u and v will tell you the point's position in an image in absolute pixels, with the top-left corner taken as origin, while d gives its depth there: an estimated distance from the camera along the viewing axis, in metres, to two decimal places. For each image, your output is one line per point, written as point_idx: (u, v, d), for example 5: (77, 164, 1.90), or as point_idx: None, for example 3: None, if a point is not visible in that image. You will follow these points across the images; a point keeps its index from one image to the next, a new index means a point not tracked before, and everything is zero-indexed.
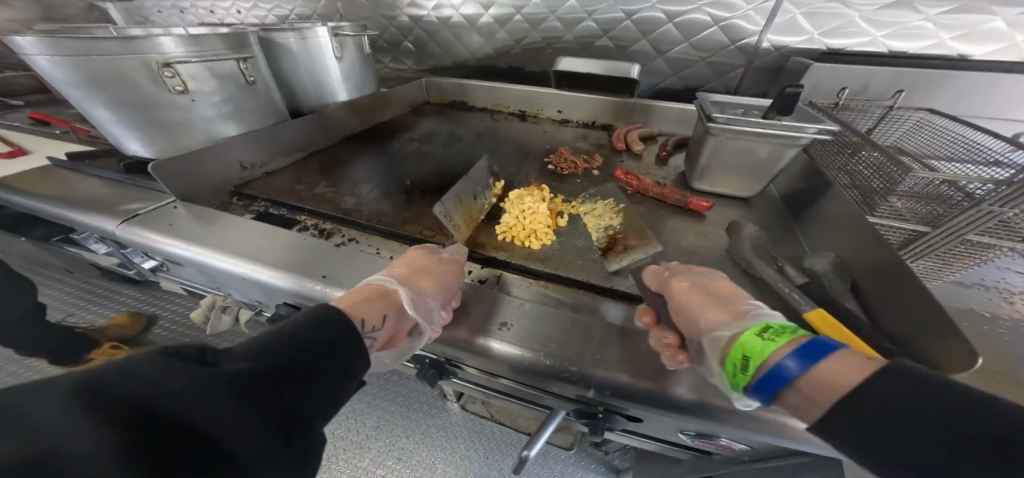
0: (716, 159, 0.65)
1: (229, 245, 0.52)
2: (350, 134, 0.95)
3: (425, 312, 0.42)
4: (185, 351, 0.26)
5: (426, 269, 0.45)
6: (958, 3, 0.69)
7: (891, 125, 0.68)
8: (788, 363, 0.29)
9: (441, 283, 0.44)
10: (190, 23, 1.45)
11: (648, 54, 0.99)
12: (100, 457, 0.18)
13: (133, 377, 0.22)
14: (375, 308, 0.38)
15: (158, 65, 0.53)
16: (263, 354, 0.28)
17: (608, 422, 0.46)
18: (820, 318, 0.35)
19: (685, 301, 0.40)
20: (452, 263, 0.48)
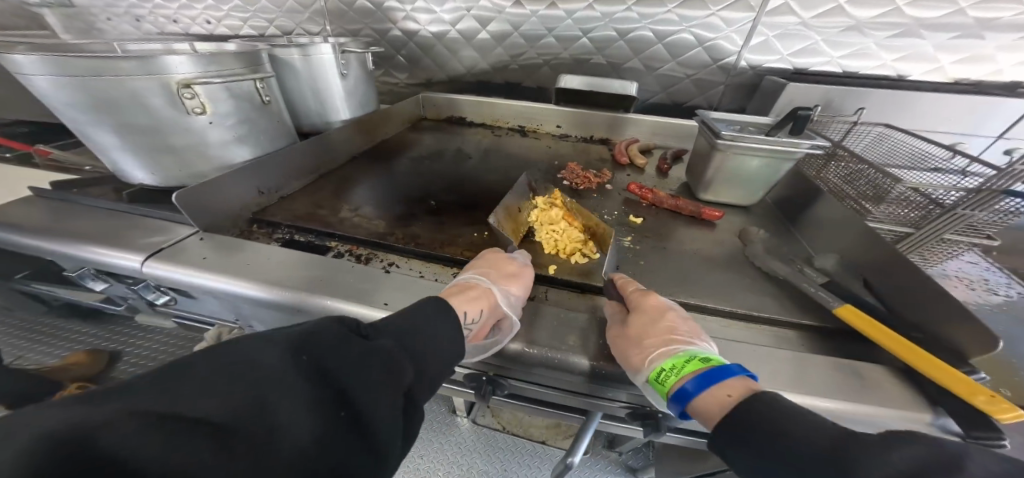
0: (722, 172, 0.72)
1: (266, 273, 0.50)
2: (355, 153, 0.93)
3: (511, 309, 0.48)
4: (348, 324, 0.33)
5: (508, 272, 0.52)
6: (897, 32, 0.82)
7: (855, 138, 0.79)
8: (680, 394, 0.37)
9: (522, 280, 0.51)
10: (146, 33, 1.32)
11: (639, 71, 1.07)
12: (301, 417, 0.25)
13: (320, 345, 0.29)
14: (474, 302, 0.46)
15: (177, 85, 0.49)
16: (392, 335, 0.36)
17: (668, 421, 0.51)
18: (850, 313, 0.42)
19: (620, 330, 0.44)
20: (527, 269, 0.54)
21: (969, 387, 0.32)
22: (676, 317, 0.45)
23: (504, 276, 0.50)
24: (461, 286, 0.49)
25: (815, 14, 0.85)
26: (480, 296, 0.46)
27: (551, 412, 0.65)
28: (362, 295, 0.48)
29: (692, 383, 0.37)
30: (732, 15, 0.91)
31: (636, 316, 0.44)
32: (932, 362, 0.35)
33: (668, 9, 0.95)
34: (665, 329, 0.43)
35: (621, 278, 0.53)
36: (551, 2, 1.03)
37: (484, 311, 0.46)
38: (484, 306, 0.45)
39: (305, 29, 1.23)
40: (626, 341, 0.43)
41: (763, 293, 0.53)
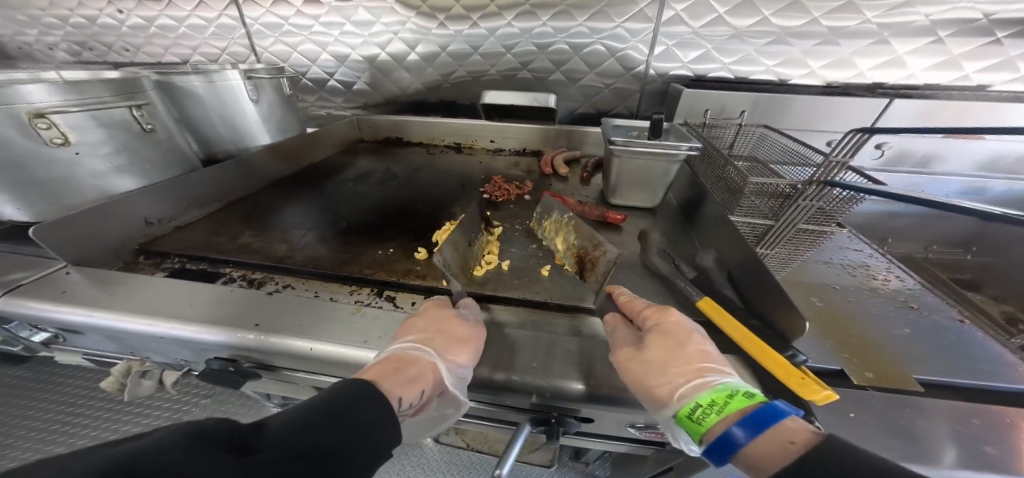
0: (622, 177, 0.77)
1: (146, 307, 0.48)
2: (277, 177, 0.92)
3: (458, 382, 0.45)
4: (217, 432, 0.25)
5: (461, 332, 0.46)
6: (773, 37, 0.91)
7: (744, 139, 0.85)
8: (738, 431, 0.33)
9: (473, 350, 0.45)
10: (61, 61, 1.25)
11: (563, 82, 1.14)
12: None
13: (163, 465, 0.22)
14: (413, 383, 0.40)
15: (29, 116, 0.47)
16: (290, 434, 0.28)
17: (562, 425, 0.53)
18: (709, 306, 0.48)
19: (633, 371, 0.42)
20: (480, 327, 0.49)
21: (784, 369, 0.37)
22: (696, 337, 0.44)
23: (454, 342, 0.44)
24: (396, 358, 0.42)
25: (704, 24, 0.93)
26: (422, 375, 0.41)
27: (478, 424, 0.65)
28: (242, 320, 0.48)
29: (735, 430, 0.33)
30: (634, 26, 0.98)
31: (655, 340, 0.43)
32: (764, 349, 0.40)
33: (579, 22, 1.02)
34: (685, 354, 0.42)
35: (624, 296, 0.51)
36: (471, 22, 1.09)
37: (424, 391, 0.40)
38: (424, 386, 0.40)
39: (234, 56, 1.22)
40: (646, 368, 0.41)
41: (646, 292, 0.58)
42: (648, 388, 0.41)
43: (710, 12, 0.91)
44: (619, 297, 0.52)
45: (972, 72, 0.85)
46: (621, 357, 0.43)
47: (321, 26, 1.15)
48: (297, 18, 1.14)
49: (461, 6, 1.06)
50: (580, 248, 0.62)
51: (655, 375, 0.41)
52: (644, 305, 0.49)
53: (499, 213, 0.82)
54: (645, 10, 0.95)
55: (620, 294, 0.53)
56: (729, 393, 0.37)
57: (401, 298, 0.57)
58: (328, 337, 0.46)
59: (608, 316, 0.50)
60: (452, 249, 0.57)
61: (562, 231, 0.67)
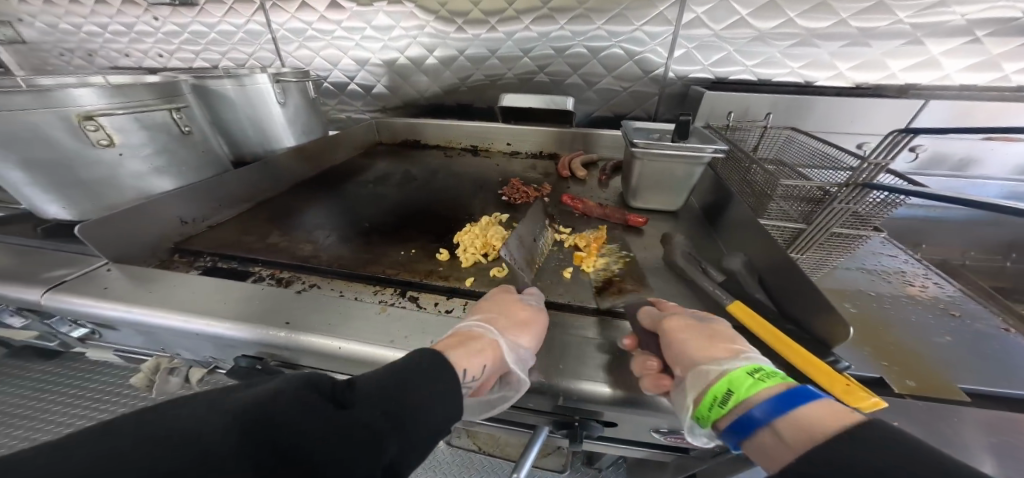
0: (644, 179, 0.76)
1: (181, 304, 0.49)
2: (301, 179, 0.94)
3: (521, 365, 0.43)
4: (322, 384, 0.30)
5: (525, 317, 0.46)
6: (798, 39, 0.89)
7: (769, 140, 0.84)
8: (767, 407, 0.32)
9: (534, 333, 0.45)
10: (100, 67, 1.31)
11: (580, 86, 1.14)
12: None
13: (280, 409, 0.26)
14: (474, 356, 0.39)
15: (79, 118, 0.50)
16: (376, 392, 0.31)
17: (584, 429, 0.52)
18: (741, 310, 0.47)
19: (683, 333, 0.41)
20: (542, 313, 0.48)
21: (829, 377, 0.36)
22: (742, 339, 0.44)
23: (515, 324, 0.44)
24: (461, 334, 0.43)
25: (725, 26, 0.92)
26: (483, 350, 0.40)
27: (497, 427, 0.64)
28: (272, 318, 0.49)
29: (764, 406, 0.32)
30: (654, 29, 0.97)
31: (708, 321, 0.44)
32: (803, 355, 0.39)
33: (598, 26, 1.02)
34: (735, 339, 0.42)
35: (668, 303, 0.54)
36: (490, 26, 1.10)
37: (486, 366, 0.39)
38: (485, 361, 0.39)
39: (259, 60, 1.26)
40: (700, 335, 0.41)
41: (671, 296, 0.56)
42: (713, 354, 0.39)
43: (732, 14, 0.90)
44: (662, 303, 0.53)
45: (1011, 73, 0.82)
46: (677, 325, 0.43)
47: (343, 31, 1.18)
48: (321, 23, 1.17)
49: (479, 11, 1.08)
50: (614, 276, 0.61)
51: (707, 343, 0.40)
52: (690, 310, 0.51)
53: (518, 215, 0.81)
54: (665, 13, 0.94)
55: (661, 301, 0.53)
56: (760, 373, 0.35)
57: (424, 299, 0.57)
58: (356, 336, 0.47)
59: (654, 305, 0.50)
60: (517, 245, 0.57)
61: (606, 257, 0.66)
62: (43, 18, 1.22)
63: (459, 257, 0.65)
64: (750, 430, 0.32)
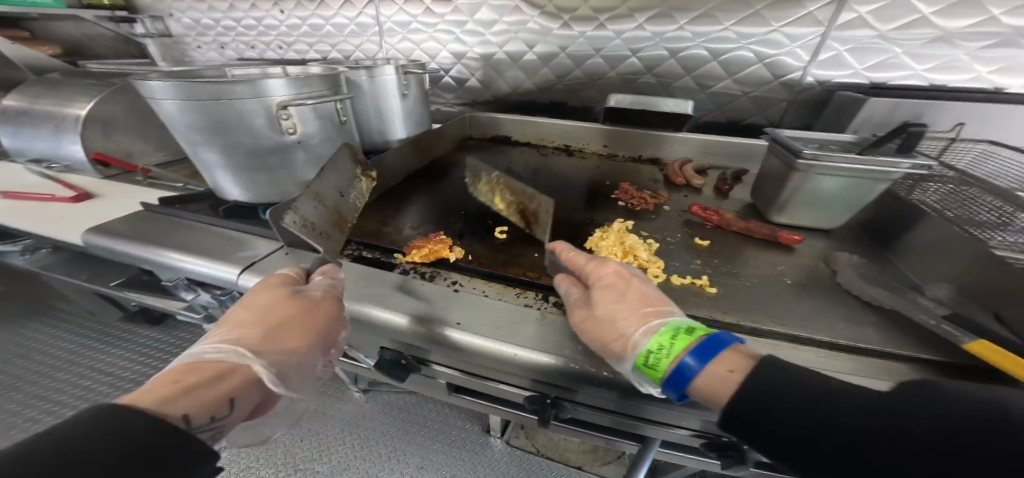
0: (799, 193, 0.67)
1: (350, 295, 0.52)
2: (411, 171, 0.97)
3: (293, 370, 0.43)
4: None
5: (294, 321, 0.44)
6: (998, 38, 0.76)
7: (953, 155, 0.71)
8: (689, 362, 0.35)
9: (306, 333, 0.45)
10: (229, 58, 1.46)
11: (691, 88, 1.05)
12: None
13: None
14: (203, 389, 0.34)
15: (277, 108, 0.53)
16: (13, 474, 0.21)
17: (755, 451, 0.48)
18: (986, 349, 0.39)
19: (593, 327, 0.42)
20: (324, 301, 0.47)
21: None
22: (641, 284, 0.47)
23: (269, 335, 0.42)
24: (200, 366, 0.37)
25: (896, 26, 0.81)
26: (233, 376, 0.37)
27: (611, 437, 0.61)
28: (439, 315, 0.49)
29: (691, 357, 0.35)
30: (797, 30, 0.88)
31: (609, 290, 0.46)
32: None
33: (724, 27, 0.94)
34: (636, 300, 0.44)
35: (566, 251, 0.56)
36: (599, 23, 1.06)
37: (238, 390, 0.37)
38: (231, 385, 0.36)
39: (365, 52, 1.32)
40: (601, 323, 0.42)
41: (863, 324, 0.49)
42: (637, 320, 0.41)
43: (907, 12, 0.79)
44: (563, 254, 0.56)
45: None
46: (579, 312, 0.44)
47: (446, 25, 1.20)
48: (426, 17, 1.20)
49: (589, 8, 1.04)
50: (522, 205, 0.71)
51: (610, 332, 0.41)
52: (586, 260, 0.52)
53: (639, 224, 0.76)
54: (816, 13, 0.85)
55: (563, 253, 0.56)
56: (676, 331, 0.38)
57: None
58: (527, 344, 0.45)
59: (560, 278, 0.53)
60: (318, 205, 0.53)
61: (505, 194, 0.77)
62: (191, 14, 1.37)
63: None
64: (683, 383, 0.35)
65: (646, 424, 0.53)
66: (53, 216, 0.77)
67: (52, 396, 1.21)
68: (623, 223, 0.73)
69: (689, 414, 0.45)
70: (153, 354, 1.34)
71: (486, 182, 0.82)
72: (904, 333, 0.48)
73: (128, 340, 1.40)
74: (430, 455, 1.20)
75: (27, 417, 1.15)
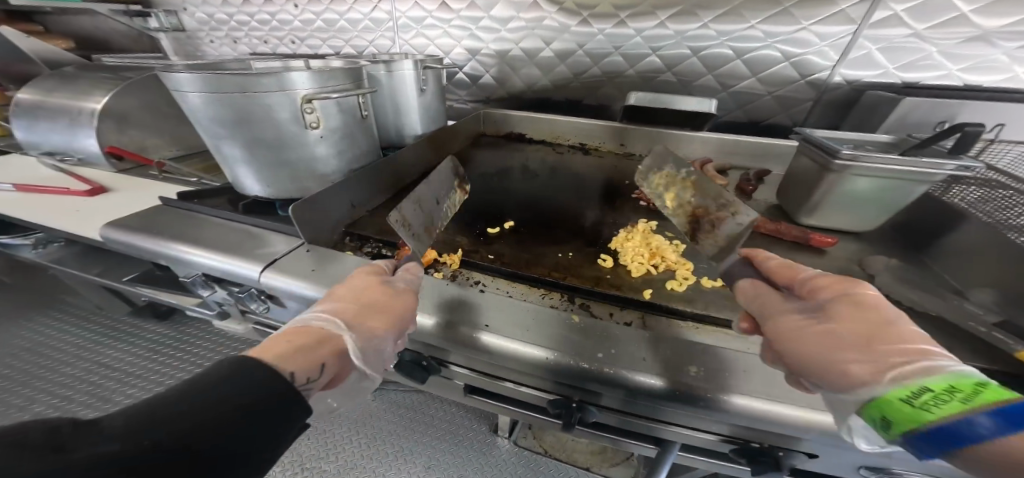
0: (831, 195, 0.65)
1: None
2: (427, 168, 0.96)
3: (374, 352, 0.42)
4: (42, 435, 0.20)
5: (382, 304, 0.42)
6: None
7: (991, 157, 0.69)
8: (979, 420, 0.26)
9: (393, 319, 0.43)
10: (241, 53, 1.45)
11: (713, 87, 1.03)
12: None
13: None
14: (308, 352, 0.34)
15: (301, 101, 0.52)
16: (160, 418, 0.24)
17: (789, 459, 0.46)
18: None
19: (809, 346, 0.37)
20: (406, 291, 0.46)
21: None
22: (899, 315, 0.36)
23: (361, 310, 0.42)
24: (299, 330, 0.37)
25: (931, 24, 0.79)
26: (326, 346, 0.37)
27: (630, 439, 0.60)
28: (464, 315, 0.48)
29: (986, 417, 0.26)
30: (827, 28, 0.86)
31: (842, 312, 0.37)
32: None
33: (751, 25, 0.92)
34: (895, 331, 0.35)
35: (777, 260, 0.46)
36: (619, 20, 1.04)
37: (329, 361, 0.36)
38: (324, 356, 0.36)
39: (378, 47, 1.31)
40: (828, 345, 0.37)
41: None
42: (866, 357, 0.35)
43: (947, 10, 0.77)
44: (768, 263, 0.47)
45: None
46: (785, 325, 0.40)
47: (462, 20, 1.18)
48: (442, 12, 1.18)
49: (610, 4, 1.02)
50: (697, 207, 0.59)
51: (845, 355, 0.36)
52: (813, 273, 0.42)
53: (662, 225, 0.74)
54: (848, 11, 0.82)
55: (761, 263, 0.48)
56: (975, 385, 0.28)
57: (596, 308, 0.53)
58: (555, 348, 0.44)
59: (746, 283, 0.46)
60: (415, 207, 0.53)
61: (677, 193, 0.66)
62: (205, 9, 1.36)
63: (623, 265, 0.61)
64: (953, 443, 0.27)
65: (665, 426, 0.51)
66: (69, 210, 0.77)
67: (58, 391, 1.22)
68: (647, 224, 0.73)
69: (726, 423, 0.43)
70: (161, 350, 1.34)
71: (659, 175, 0.73)
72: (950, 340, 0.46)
73: (137, 335, 1.41)
74: (437, 454, 1.19)
75: (37, 411, 1.16)
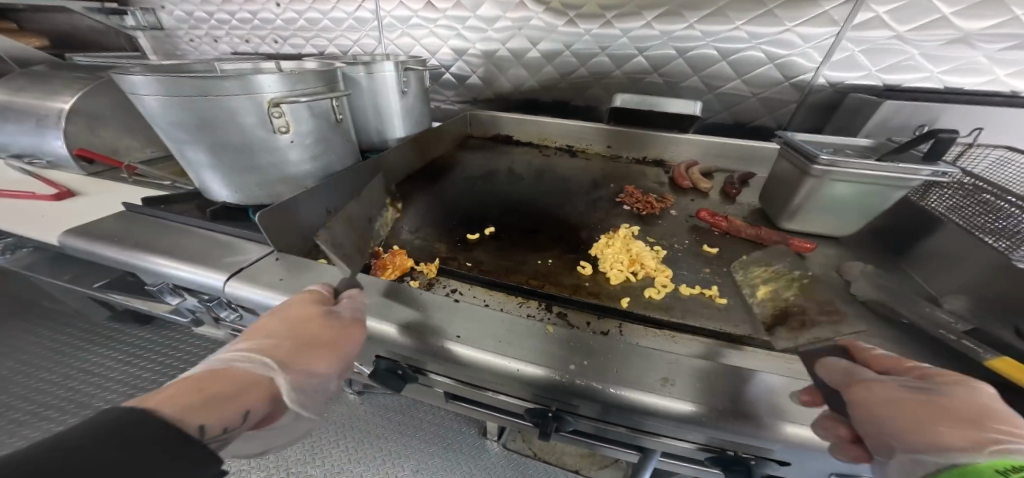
0: (811, 200, 0.65)
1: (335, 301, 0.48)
2: (410, 171, 0.95)
3: (308, 391, 0.40)
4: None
5: (326, 340, 0.41)
6: (1018, 40, 0.73)
7: (969, 161, 0.69)
8: None
9: (333, 355, 0.42)
10: (222, 53, 1.42)
11: (699, 89, 1.03)
12: None
13: None
14: (234, 399, 0.32)
15: (268, 105, 0.50)
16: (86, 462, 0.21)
17: (763, 468, 0.45)
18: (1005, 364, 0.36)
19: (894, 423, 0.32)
20: (355, 326, 0.44)
21: None
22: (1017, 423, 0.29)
23: (305, 347, 0.40)
24: (221, 373, 0.33)
25: (912, 27, 0.79)
26: (254, 388, 0.34)
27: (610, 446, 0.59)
28: (434, 325, 0.46)
29: None
30: (810, 30, 0.85)
31: (948, 404, 0.31)
32: None
33: (735, 26, 0.91)
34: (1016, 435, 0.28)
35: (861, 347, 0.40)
36: (605, 20, 1.03)
37: (255, 406, 0.33)
38: (250, 400, 0.33)
39: (363, 47, 1.29)
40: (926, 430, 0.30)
41: (881, 338, 0.47)
42: (936, 441, 0.30)
43: (928, 13, 0.77)
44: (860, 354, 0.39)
45: None
46: (870, 399, 0.34)
47: (448, 20, 1.17)
48: (427, 12, 1.17)
49: (596, 4, 1.01)
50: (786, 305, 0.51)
51: (945, 442, 0.29)
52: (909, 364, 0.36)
53: (645, 229, 0.74)
54: (831, 12, 0.82)
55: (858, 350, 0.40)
56: None
57: (573, 316, 0.52)
58: (526, 359, 0.43)
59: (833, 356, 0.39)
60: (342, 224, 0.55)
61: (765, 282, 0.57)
62: (184, 7, 1.33)
63: (602, 272, 0.60)
64: None
65: (644, 436, 0.51)
66: (34, 215, 0.74)
67: (36, 397, 1.19)
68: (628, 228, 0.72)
69: (699, 433, 0.42)
70: (141, 355, 1.31)
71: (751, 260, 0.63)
72: (922, 347, 0.45)
73: (118, 339, 1.37)
74: (426, 458, 1.17)
75: (11, 419, 1.13)
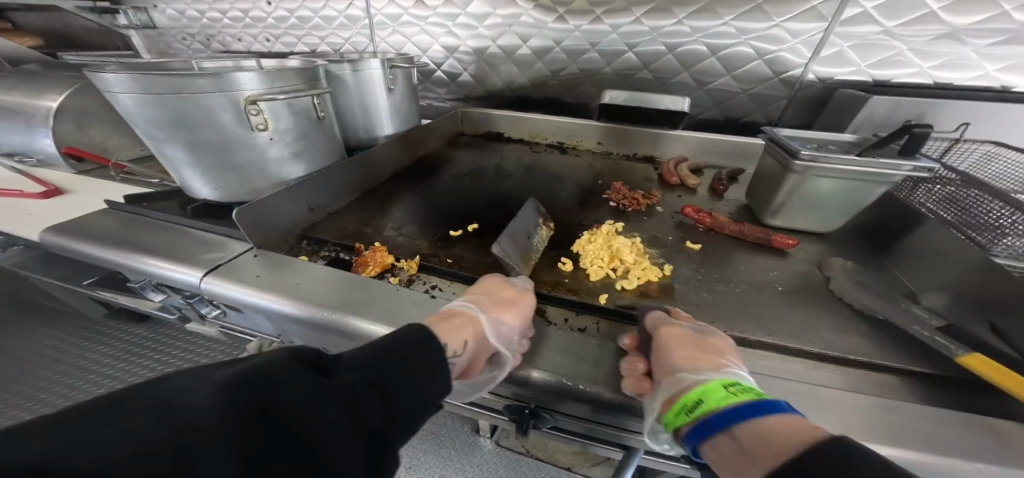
0: (794, 197, 0.64)
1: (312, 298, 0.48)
2: (398, 169, 0.95)
3: (508, 344, 0.43)
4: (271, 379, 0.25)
5: (512, 301, 0.46)
6: (1006, 35, 0.73)
7: (956, 157, 0.69)
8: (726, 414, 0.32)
9: (518, 311, 0.45)
10: (215, 51, 1.42)
11: (688, 85, 1.02)
12: (214, 421, 0.21)
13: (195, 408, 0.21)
14: (459, 330, 0.40)
15: (245, 103, 0.50)
16: (357, 367, 0.30)
17: None
18: (979, 362, 0.36)
19: (676, 347, 0.39)
20: (529, 294, 0.49)
21: None
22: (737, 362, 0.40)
23: (498, 303, 0.45)
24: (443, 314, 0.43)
25: (901, 22, 0.78)
26: (465, 325, 0.41)
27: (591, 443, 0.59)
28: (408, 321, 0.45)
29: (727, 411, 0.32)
30: (799, 25, 0.85)
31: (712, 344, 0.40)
32: None
33: (724, 21, 0.90)
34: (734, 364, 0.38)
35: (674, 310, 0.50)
36: (595, 17, 1.02)
37: (467, 342, 0.40)
38: (466, 336, 0.40)
39: (354, 45, 1.28)
40: (693, 354, 0.38)
41: (855, 335, 0.47)
42: (694, 364, 0.38)
43: (917, 8, 0.76)
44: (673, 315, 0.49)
45: None
46: (672, 334, 0.41)
47: (438, 18, 1.16)
48: (417, 9, 1.16)
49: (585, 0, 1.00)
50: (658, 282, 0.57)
51: (702, 364, 0.37)
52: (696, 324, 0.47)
53: (630, 226, 0.74)
54: (819, 7, 0.81)
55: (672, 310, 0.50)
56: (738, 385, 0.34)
57: (552, 313, 0.52)
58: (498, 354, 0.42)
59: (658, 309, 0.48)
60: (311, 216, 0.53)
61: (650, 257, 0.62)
62: (176, 6, 1.33)
63: (583, 269, 0.60)
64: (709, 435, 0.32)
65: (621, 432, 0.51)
66: (21, 213, 0.75)
67: (35, 394, 1.20)
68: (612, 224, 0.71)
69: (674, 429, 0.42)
70: (137, 353, 1.32)
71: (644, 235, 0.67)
72: (896, 343, 0.46)
73: (114, 337, 1.38)
74: (418, 454, 1.18)
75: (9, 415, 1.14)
